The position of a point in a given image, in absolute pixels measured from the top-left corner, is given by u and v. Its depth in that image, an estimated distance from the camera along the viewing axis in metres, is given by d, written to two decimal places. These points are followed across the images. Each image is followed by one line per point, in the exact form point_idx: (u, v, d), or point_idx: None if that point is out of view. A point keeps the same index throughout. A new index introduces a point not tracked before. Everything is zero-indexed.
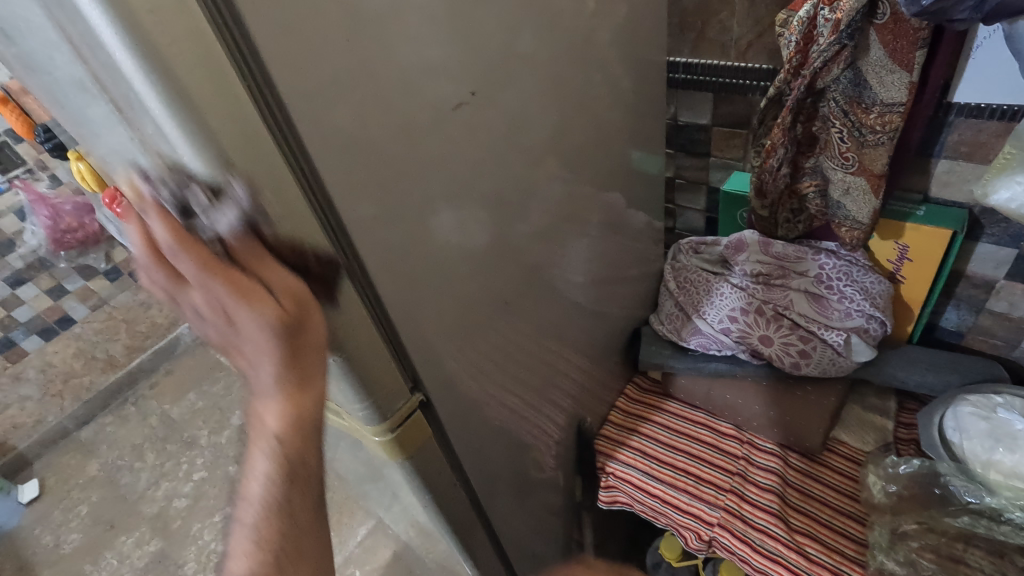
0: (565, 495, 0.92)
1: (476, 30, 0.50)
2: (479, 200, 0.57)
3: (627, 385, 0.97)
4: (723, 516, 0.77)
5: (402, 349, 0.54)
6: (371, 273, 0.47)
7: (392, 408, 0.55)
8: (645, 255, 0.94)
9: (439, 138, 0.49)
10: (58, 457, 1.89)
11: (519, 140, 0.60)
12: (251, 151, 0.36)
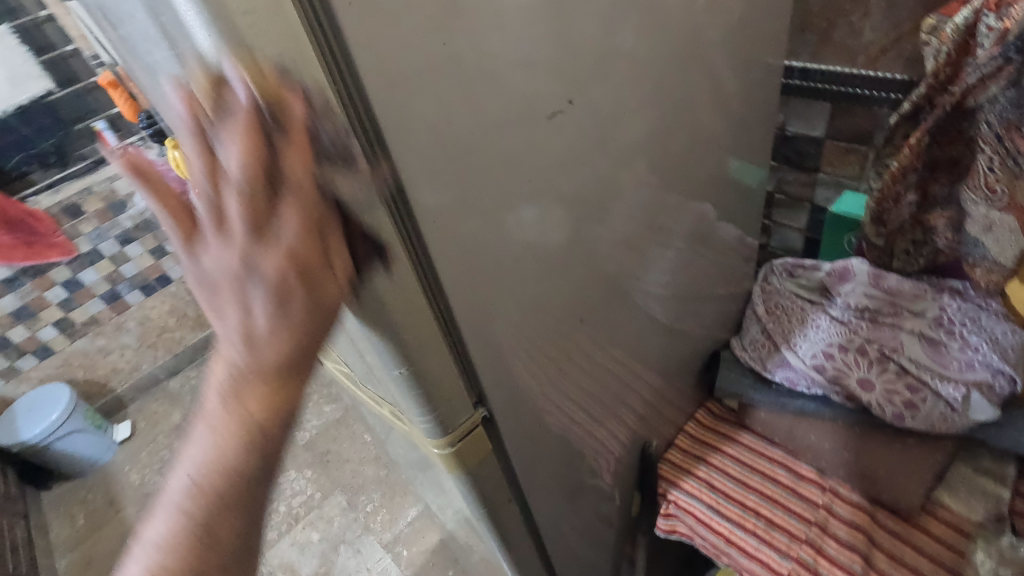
0: (620, 517, 0.89)
1: (574, 32, 0.47)
2: (559, 213, 0.54)
3: (699, 409, 0.92)
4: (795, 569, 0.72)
5: (468, 361, 0.52)
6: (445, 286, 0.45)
7: (456, 421, 0.53)
8: (732, 274, 0.87)
9: (524, 150, 0.47)
10: (148, 403, 2.22)
11: (608, 150, 0.57)
12: (334, 155, 0.35)
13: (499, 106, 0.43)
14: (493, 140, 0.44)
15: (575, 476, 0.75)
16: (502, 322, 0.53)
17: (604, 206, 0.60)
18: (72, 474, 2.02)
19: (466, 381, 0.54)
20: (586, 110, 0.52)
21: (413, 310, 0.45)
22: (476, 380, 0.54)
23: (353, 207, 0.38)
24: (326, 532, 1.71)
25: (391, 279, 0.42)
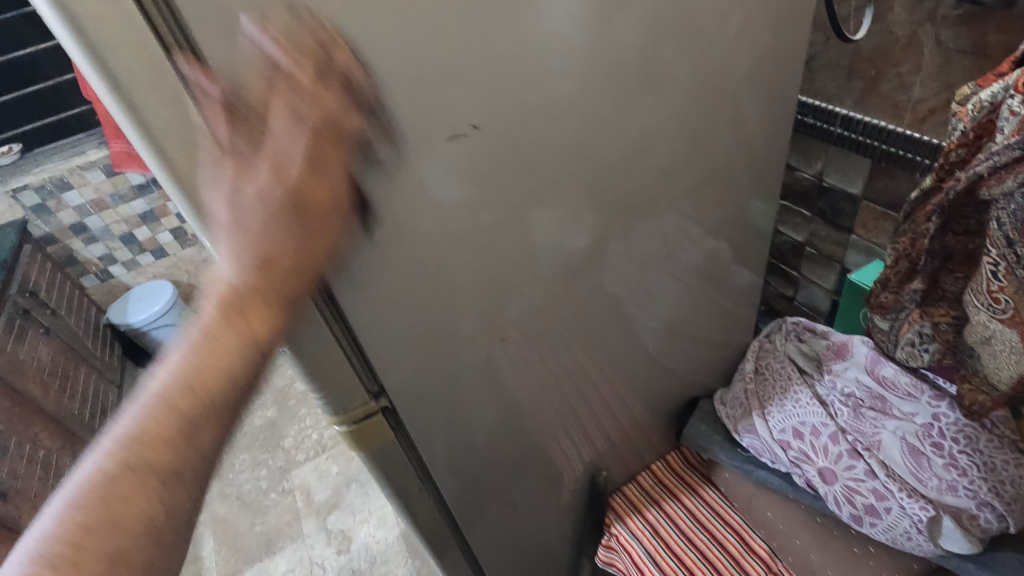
0: (562, 537, 0.89)
1: (501, 55, 0.46)
2: (478, 236, 0.54)
3: (672, 452, 0.88)
4: None
5: (363, 349, 0.55)
6: (332, 285, 0.49)
7: (346, 406, 0.57)
8: (731, 318, 0.84)
9: (427, 176, 0.47)
10: None
11: (549, 184, 0.56)
12: (191, 150, 0.39)
13: (390, 132, 0.44)
14: (387, 163, 0.45)
15: (511, 480, 0.77)
16: (415, 321, 0.55)
17: (541, 236, 0.59)
18: None
19: (366, 373, 0.57)
20: (514, 143, 0.51)
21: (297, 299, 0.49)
22: (376, 371, 0.57)
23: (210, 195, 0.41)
24: (343, 469, 1.89)
25: None
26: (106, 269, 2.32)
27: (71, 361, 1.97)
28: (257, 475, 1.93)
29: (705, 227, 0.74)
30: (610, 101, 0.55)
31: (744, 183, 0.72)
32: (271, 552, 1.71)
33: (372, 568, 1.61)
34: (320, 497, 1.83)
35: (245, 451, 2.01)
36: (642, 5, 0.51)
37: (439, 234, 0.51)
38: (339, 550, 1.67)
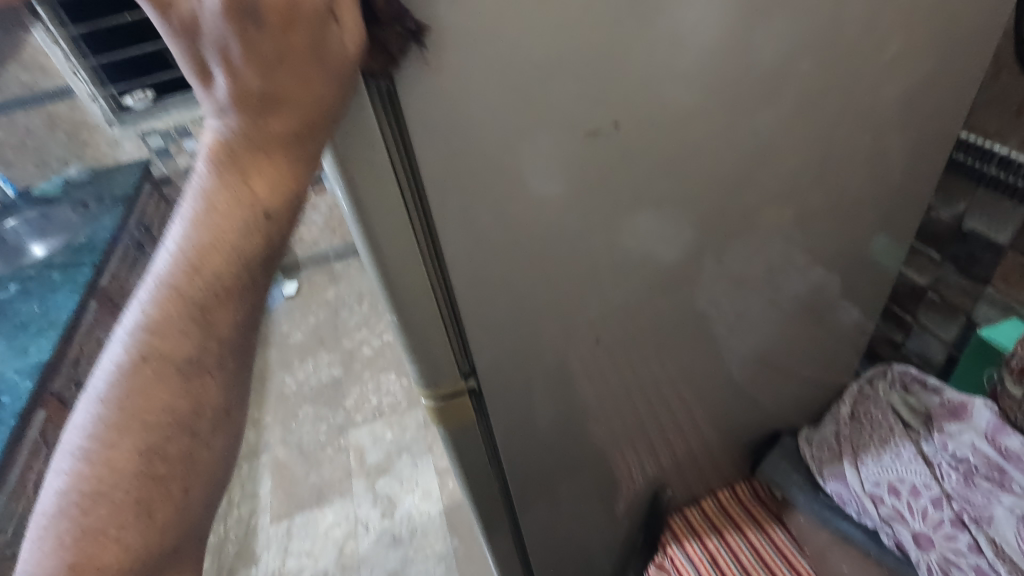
0: (613, 544, 0.88)
1: (647, 52, 0.45)
2: (560, 239, 0.53)
3: (740, 482, 0.85)
4: None
5: (464, 332, 0.57)
6: (448, 261, 0.51)
7: (436, 382, 0.59)
8: (830, 355, 0.79)
9: (518, 168, 0.47)
10: (315, 273, 2.73)
11: (637, 189, 0.53)
12: (354, 132, 0.41)
13: (523, 122, 0.44)
14: (484, 153, 0.45)
15: (574, 482, 0.77)
16: (513, 310, 0.56)
17: (621, 242, 0.57)
18: None
19: (460, 354, 0.59)
20: (607, 145, 0.49)
21: (417, 280, 0.50)
22: (469, 352, 0.58)
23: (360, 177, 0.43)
24: (397, 437, 1.96)
25: (394, 250, 0.48)
26: None
27: None
28: (317, 428, 2.03)
29: (820, 257, 0.70)
30: (739, 111, 0.52)
31: (871, 216, 0.68)
32: (321, 503, 1.80)
33: (411, 536, 1.66)
34: (372, 459, 1.90)
35: (308, 404, 2.12)
36: (797, 12, 0.48)
37: (557, 225, 0.52)
38: (383, 514, 1.73)
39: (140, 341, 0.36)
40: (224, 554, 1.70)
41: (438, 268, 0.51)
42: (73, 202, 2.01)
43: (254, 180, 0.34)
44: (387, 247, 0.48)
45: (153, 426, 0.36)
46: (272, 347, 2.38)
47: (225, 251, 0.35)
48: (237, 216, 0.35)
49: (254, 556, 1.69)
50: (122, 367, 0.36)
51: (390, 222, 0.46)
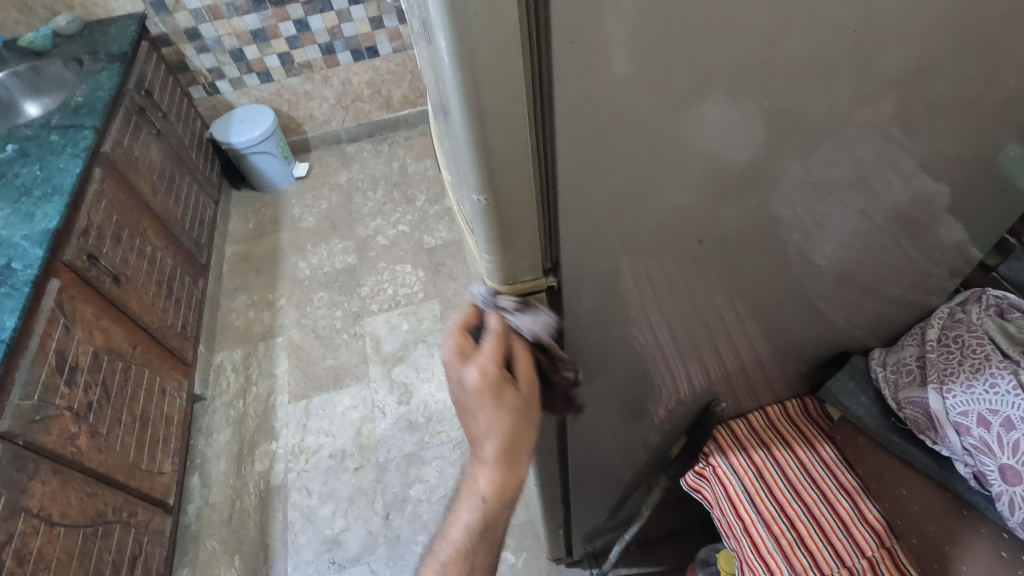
0: (649, 444, 0.89)
1: None
2: (678, 114, 0.45)
3: (793, 400, 0.83)
4: None
5: (552, 215, 0.50)
6: (555, 136, 0.43)
7: (515, 277, 0.53)
8: (919, 277, 0.73)
9: (603, 44, 0.38)
10: (327, 155, 2.58)
11: (723, 77, 0.43)
12: None
13: None
14: (574, 24, 0.36)
15: (620, 383, 0.75)
16: (604, 200, 0.49)
17: (691, 138, 0.47)
18: (256, 186, 2.45)
19: (544, 247, 0.53)
20: (703, 15, 0.39)
21: (514, 148, 0.42)
22: (556, 243, 0.53)
23: (483, 55, 0.36)
24: (413, 327, 1.94)
25: (504, 139, 0.41)
26: (213, 83, 2.32)
27: (177, 167, 2.02)
28: (333, 314, 2.01)
29: (941, 165, 0.61)
30: None
31: (1016, 118, 0.58)
32: (338, 387, 1.82)
33: (427, 423, 1.70)
34: (388, 348, 1.90)
35: (322, 290, 2.09)
36: None
37: (678, 93, 0.43)
38: (400, 400, 1.76)
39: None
40: (245, 427, 1.76)
41: (540, 133, 0.43)
42: (64, 57, 1.82)
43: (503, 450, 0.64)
44: (496, 140, 0.41)
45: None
46: (284, 230, 2.31)
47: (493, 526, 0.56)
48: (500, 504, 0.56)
49: (274, 431, 1.74)
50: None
51: (496, 61, 0.36)
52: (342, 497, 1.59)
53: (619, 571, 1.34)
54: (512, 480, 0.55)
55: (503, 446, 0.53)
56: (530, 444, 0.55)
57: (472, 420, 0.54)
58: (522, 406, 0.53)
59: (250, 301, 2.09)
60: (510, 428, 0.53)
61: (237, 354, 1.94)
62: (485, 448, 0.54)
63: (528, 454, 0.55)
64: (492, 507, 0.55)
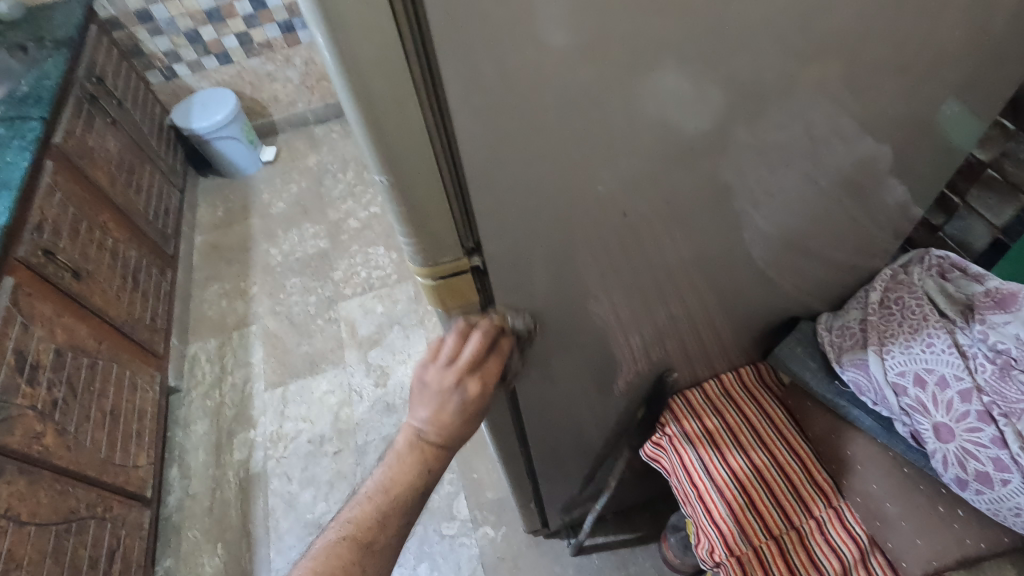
0: (610, 416, 0.89)
1: None
2: (607, 84, 0.43)
3: (746, 366, 0.84)
4: (747, 555, 0.67)
5: (465, 194, 0.49)
6: (455, 114, 0.41)
7: (437, 258, 0.53)
8: (867, 241, 0.73)
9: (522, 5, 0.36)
10: (294, 138, 2.53)
11: (630, 45, 0.42)
12: None
13: None
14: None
15: (575, 360, 0.74)
16: (532, 177, 0.48)
17: (617, 113, 0.46)
18: (223, 172, 2.40)
19: (465, 230, 0.53)
20: None
21: (407, 129, 0.42)
22: (474, 227, 0.52)
23: (354, 34, 0.36)
24: (388, 310, 1.93)
25: (392, 117, 0.41)
26: (170, 67, 2.25)
27: (137, 157, 1.96)
28: (306, 300, 2.00)
29: (882, 127, 0.60)
30: None
31: (955, 76, 0.57)
32: (315, 372, 1.82)
33: (405, 405, 1.70)
34: (364, 331, 1.89)
35: (295, 276, 2.07)
36: None
37: (603, 61, 0.42)
38: (377, 383, 1.76)
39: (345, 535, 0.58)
40: (222, 417, 1.76)
41: (438, 114, 0.42)
42: (7, 45, 1.73)
43: (443, 439, 0.60)
44: (384, 119, 0.41)
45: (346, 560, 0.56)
46: (254, 217, 2.28)
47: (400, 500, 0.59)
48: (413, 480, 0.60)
49: (251, 419, 1.74)
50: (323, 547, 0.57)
51: (371, 37, 0.36)
52: (322, 481, 1.60)
53: (596, 539, 1.37)
54: (432, 460, 0.60)
55: (434, 419, 0.59)
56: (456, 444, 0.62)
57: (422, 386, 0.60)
58: (474, 408, 0.60)
59: (222, 290, 2.07)
60: (446, 412, 0.59)
61: (211, 345, 1.92)
62: (417, 413, 0.60)
63: (454, 444, 0.61)
64: (406, 477, 0.60)
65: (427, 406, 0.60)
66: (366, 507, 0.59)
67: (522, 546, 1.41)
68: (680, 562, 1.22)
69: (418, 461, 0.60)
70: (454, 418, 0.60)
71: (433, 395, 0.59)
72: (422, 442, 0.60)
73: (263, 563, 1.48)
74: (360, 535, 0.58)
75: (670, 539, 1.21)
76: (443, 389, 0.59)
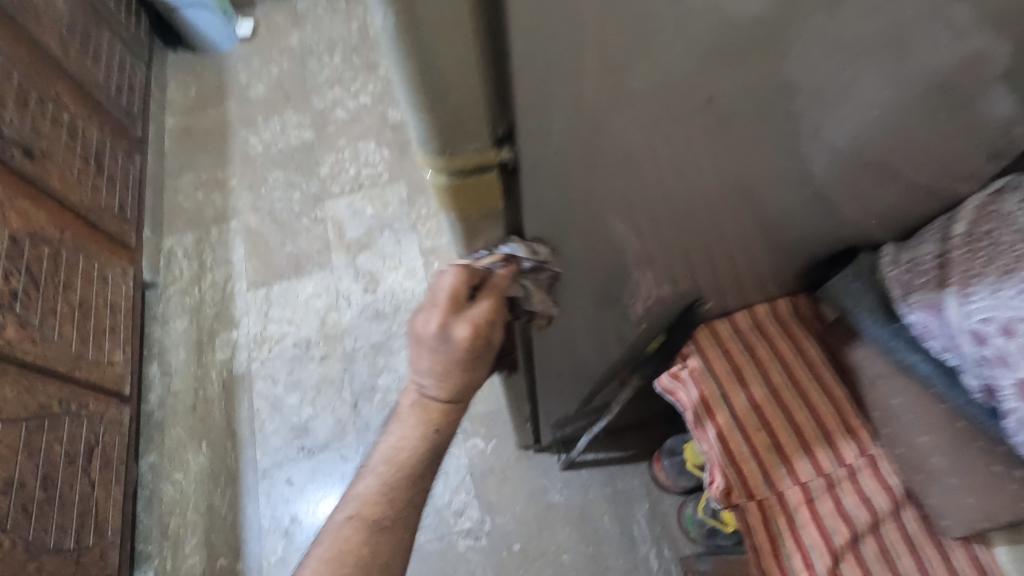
0: (623, 344, 0.82)
1: None
2: None
3: (782, 298, 0.75)
4: (769, 500, 0.63)
5: (505, 46, 0.31)
6: None
7: (453, 145, 0.36)
8: (950, 166, 0.61)
9: None
10: (274, 10, 2.24)
11: None
12: None
13: None
14: None
15: (592, 284, 0.63)
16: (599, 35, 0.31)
17: None
18: (195, 46, 2.14)
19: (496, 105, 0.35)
20: None
21: None
22: (512, 101, 0.34)
23: None
24: (378, 212, 1.80)
25: None
26: None
27: (92, 20, 1.72)
28: (290, 197, 1.85)
29: None
30: None
31: None
32: (300, 274, 1.72)
33: (395, 313, 1.63)
34: (352, 234, 1.77)
35: (278, 169, 1.91)
36: None
37: None
38: (366, 289, 1.68)
39: (357, 513, 0.69)
40: (202, 315, 1.68)
41: None
42: None
43: (448, 392, 0.66)
44: None
45: (363, 549, 0.68)
46: (230, 100, 2.06)
47: (408, 466, 0.69)
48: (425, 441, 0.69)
49: (233, 318, 1.66)
50: (345, 525, 0.69)
51: None
52: (308, 386, 1.55)
53: (587, 456, 1.36)
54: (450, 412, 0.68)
55: (437, 373, 0.63)
56: (468, 381, 0.66)
57: (420, 332, 0.61)
58: (470, 345, 0.59)
59: (199, 181, 1.91)
60: (445, 371, 0.63)
61: (188, 240, 1.80)
62: (421, 359, 0.64)
63: (461, 390, 0.66)
64: (415, 448, 0.68)
65: (426, 351, 0.62)
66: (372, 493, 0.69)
67: (511, 460, 1.41)
68: (671, 483, 1.23)
69: (423, 419, 0.68)
70: (452, 371, 0.63)
71: (428, 346, 0.61)
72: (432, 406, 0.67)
73: (249, 463, 1.47)
74: (378, 510, 0.69)
75: (664, 461, 1.20)
76: (434, 337, 0.59)
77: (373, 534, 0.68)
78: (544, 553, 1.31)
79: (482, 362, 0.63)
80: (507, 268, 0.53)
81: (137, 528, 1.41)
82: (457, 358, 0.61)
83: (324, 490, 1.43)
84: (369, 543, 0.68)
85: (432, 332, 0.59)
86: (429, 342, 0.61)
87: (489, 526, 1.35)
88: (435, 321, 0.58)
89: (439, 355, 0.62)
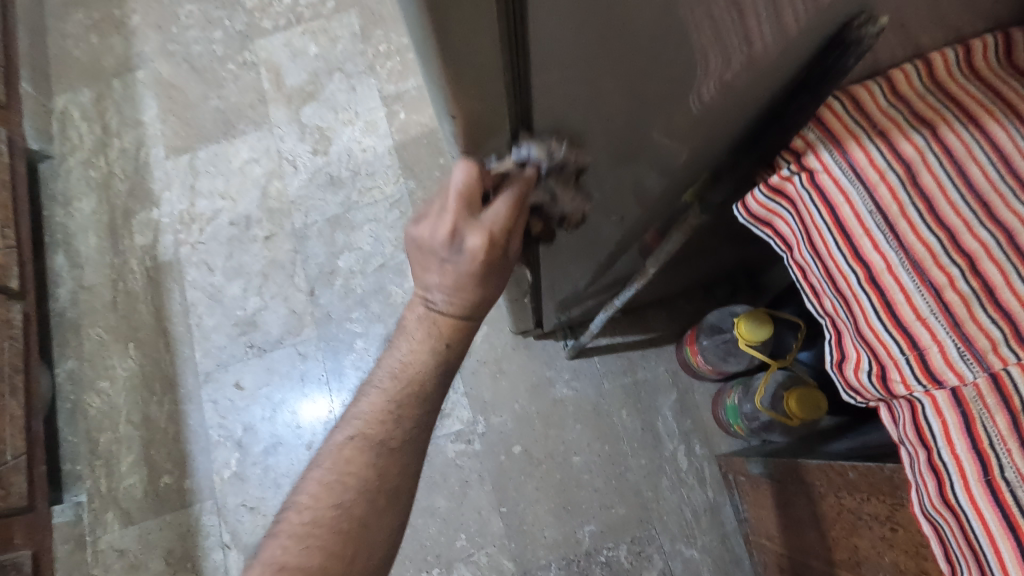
0: (676, 159, 0.51)
1: None
2: None
3: (939, 52, 0.46)
4: (962, 381, 0.40)
5: None
6: None
7: None
8: None
9: None
10: None
11: None
12: None
13: None
14: None
15: (612, 114, 0.40)
16: None
17: None
18: None
19: None
20: None
21: None
22: None
23: None
24: (324, 51, 1.39)
25: None
26: None
27: None
28: (209, 36, 1.43)
29: None
30: None
31: None
32: (230, 135, 1.35)
33: (355, 179, 1.29)
34: (293, 81, 1.38)
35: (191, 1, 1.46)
36: None
37: None
38: (316, 150, 1.32)
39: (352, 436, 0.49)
40: (114, 192, 1.33)
41: None
42: None
43: (461, 310, 0.47)
44: None
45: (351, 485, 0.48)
46: None
47: (420, 390, 0.49)
48: (432, 347, 0.48)
49: (153, 194, 1.32)
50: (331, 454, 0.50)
51: None
52: (252, 272, 1.25)
53: (600, 341, 1.11)
54: (463, 335, 0.49)
55: (450, 293, 0.46)
56: (489, 303, 0.48)
57: (418, 241, 0.46)
58: (488, 257, 0.44)
59: (90, 20, 1.46)
60: (458, 287, 0.46)
61: (85, 97, 1.40)
62: (432, 289, 0.47)
63: (483, 310, 0.48)
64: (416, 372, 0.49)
65: (435, 271, 0.46)
66: (369, 421, 0.49)
67: (508, 349, 1.14)
68: (708, 370, 0.97)
69: (430, 335, 0.48)
70: (465, 285, 0.45)
71: (435, 259, 0.45)
72: (448, 323, 0.48)
73: (188, 366, 1.21)
74: (381, 430, 0.49)
75: (702, 342, 0.94)
76: (442, 247, 0.44)
77: (375, 466, 0.49)
78: (550, 455, 1.09)
79: (499, 283, 0.47)
80: (524, 172, 0.41)
81: (59, 447, 1.17)
82: (471, 279, 0.45)
83: (282, 393, 1.18)
84: (371, 474, 0.48)
85: (442, 233, 0.43)
86: (442, 248, 0.44)
87: (483, 427, 1.11)
88: (445, 219, 0.43)
89: (452, 265, 0.45)
